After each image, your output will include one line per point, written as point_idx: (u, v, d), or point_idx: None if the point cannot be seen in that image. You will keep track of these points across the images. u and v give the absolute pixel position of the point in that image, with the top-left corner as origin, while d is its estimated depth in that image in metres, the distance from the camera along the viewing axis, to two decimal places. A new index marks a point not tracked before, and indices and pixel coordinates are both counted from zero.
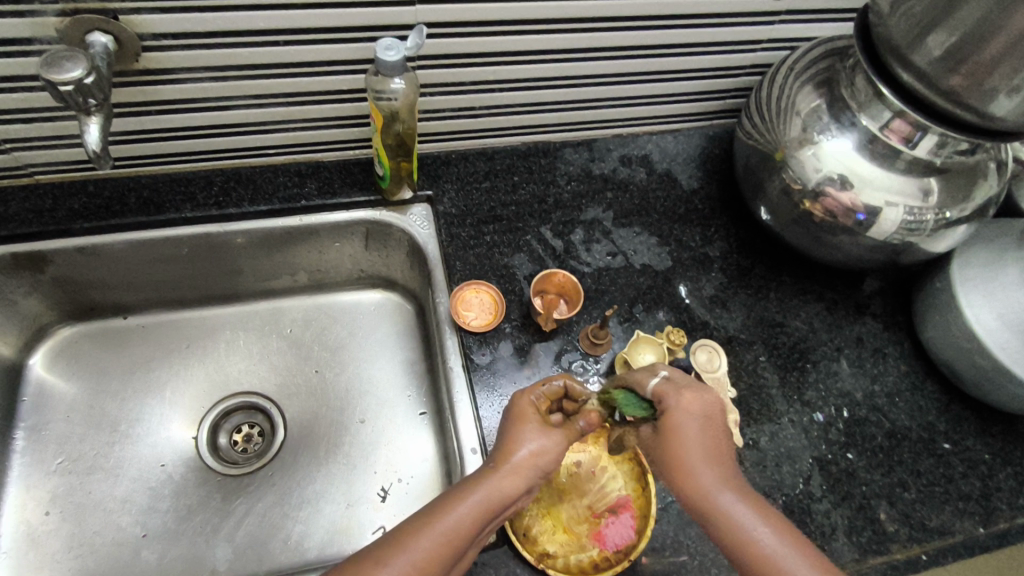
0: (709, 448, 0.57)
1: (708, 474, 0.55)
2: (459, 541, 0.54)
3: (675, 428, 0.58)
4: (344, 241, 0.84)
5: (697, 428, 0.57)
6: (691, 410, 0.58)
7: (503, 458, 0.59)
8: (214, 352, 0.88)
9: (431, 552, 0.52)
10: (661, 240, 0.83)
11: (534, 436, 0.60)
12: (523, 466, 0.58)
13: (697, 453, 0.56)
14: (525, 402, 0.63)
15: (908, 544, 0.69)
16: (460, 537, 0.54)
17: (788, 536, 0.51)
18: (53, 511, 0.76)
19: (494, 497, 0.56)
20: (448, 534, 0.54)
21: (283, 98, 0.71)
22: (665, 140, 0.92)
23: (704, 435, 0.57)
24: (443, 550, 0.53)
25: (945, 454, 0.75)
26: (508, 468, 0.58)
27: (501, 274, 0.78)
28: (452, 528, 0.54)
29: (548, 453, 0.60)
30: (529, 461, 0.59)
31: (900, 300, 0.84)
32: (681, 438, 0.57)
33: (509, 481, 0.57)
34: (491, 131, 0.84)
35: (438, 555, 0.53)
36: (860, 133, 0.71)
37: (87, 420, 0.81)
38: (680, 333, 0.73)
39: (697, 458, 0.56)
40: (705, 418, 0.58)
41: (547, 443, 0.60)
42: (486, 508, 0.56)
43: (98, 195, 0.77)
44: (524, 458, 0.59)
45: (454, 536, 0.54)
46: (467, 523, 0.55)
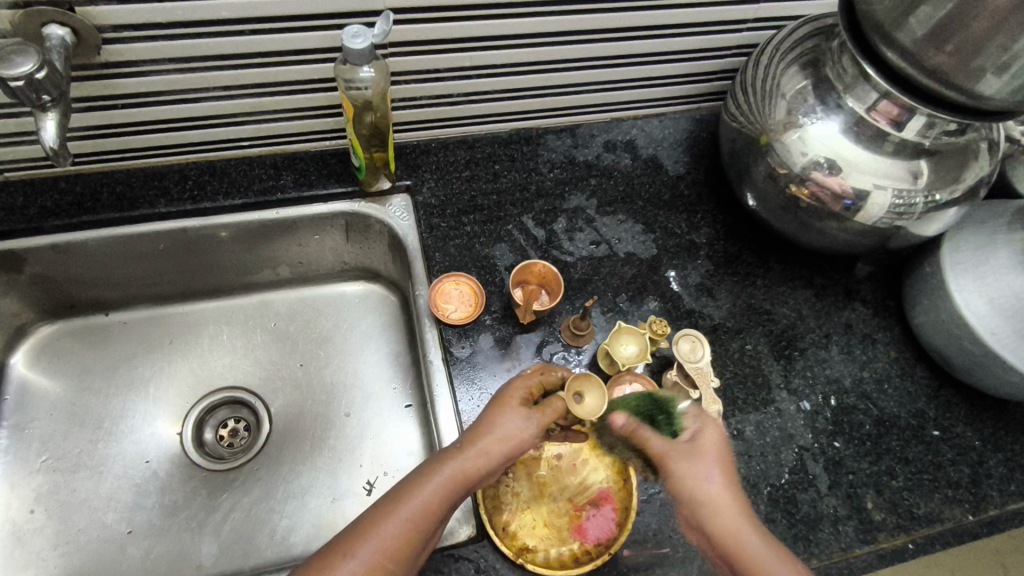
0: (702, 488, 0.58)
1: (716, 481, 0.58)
2: (425, 523, 0.54)
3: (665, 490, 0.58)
4: (324, 234, 0.83)
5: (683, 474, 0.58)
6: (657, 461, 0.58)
7: (469, 437, 0.58)
8: (196, 348, 0.87)
9: (396, 539, 0.52)
10: (646, 227, 0.82)
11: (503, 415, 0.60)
12: (490, 444, 0.58)
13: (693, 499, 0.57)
14: (517, 387, 0.62)
15: (896, 533, 0.68)
16: (427, 519, 0.54)
17: (774, 548, 0.54)
18: (38, 509, 0.76)
19: (459, 475, 0.56)
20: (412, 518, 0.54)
21: (253, 89, 0.70)
22: (650, 125, 0.90)
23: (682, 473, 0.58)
24: (409, 534, 0.53)
25: (935, 441, 0.74)
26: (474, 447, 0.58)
27: (481, 265, 0.76)
28: (419, 507, 0.54)
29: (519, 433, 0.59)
30: (500, 442, 0.58)
31: (890, 285, 0.83)
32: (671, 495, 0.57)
33: (477, 459, 0.57)
34: (470, 119, 0.82)
35: (404, 542, 0.53)
36: (846, 115, 0.68)
37: (70, 417, 0.81)
38: (662, 324, 0.70)
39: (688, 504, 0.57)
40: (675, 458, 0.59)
41: (518, 428, 0.59)
42: (451, 487, 0.56)
43: (70, 191, 0.76)
44: (494, 439, 0.58)
45: (422, 516, 0.54)
46: (432, 504, 0.55)
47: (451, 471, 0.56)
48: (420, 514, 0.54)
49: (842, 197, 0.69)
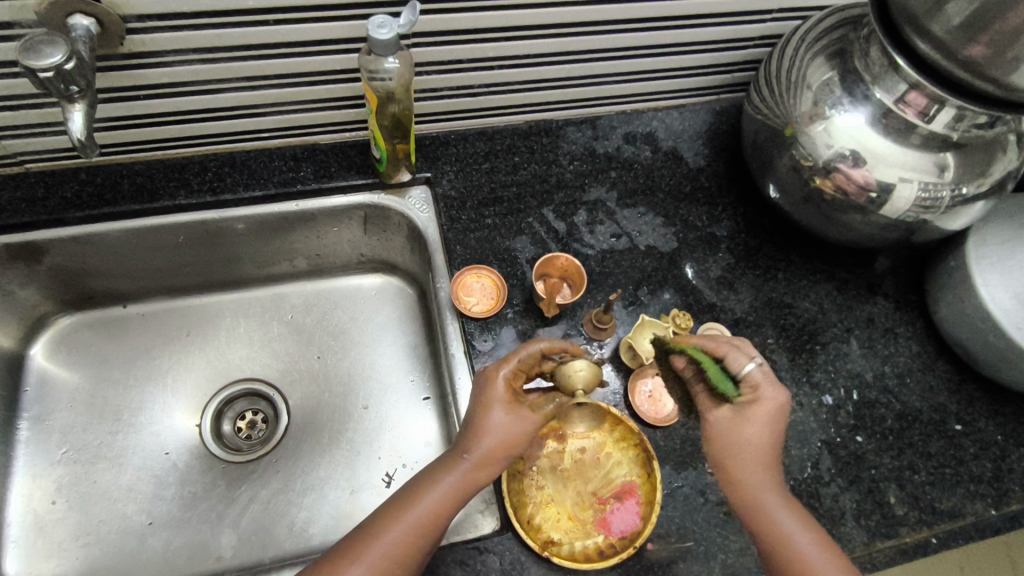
0: (768, 457, 0.58)
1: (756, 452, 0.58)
2: (428, 532, 0.55)
3: (746, 436, 0.58)
4: (343, 226, 0.82)
5: (760, 430, 0.58)
6: (774, 409, 0.58)
7: (465, 444, 0.59)
8: (214, 340, 0.87)
9: (398, 546, 0.54)
10: (667, 220, 0.81)
11: (498, 421, 0.59)
12: (484, 449, 0.58)
13: (756, 451, 0.57)
14: (495, 381, 0.60)
15: (918, 528, 0.68)
16: (429, 528, 0.55)
17: (808, 527, 0.55)
18: (59, 499, 0.76)
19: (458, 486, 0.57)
20: (415, 526, 0.55)
21: (274, 80, 0.69)
22: (670, 116, 0.89)
23: (770, 426, 0.58)
24: (412, 542, 0.54)
25: (957, 436, 0.73)
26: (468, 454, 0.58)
27: (503, 257, 0.76)
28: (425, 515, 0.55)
29: (509, 437, 0.59)
30: (501, 446, 0.58)
31: (912, 279, 0.82)
32: (749, 445, 0.58)
33: (476, 466, 0.58)
34: (490, 111, 0.82)
35: (406, 549, 0.54)
36: (873, 107, 0.68)
37: (89, 409, 0.81)
38: (685, 316, 0.72)
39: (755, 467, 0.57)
40: (782, 416, 0.58)
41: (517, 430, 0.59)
42: (454, 497, 0.56)
43: (90, 182, 0.76)
44: (492, 445, 0.58)
45: (429, 523, 0.55)
46: (434, 512, 0.56)
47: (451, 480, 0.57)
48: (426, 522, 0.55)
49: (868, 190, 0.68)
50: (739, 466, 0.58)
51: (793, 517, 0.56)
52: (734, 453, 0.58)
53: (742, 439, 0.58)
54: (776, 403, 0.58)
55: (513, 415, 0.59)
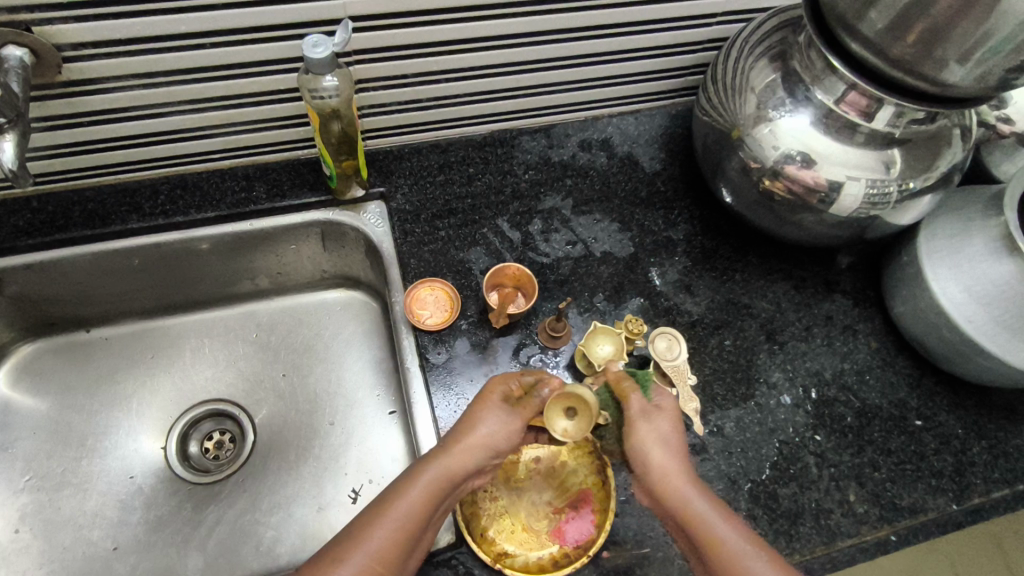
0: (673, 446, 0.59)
1: (659, 433, 0.59)
2: (412, 529, 0.54)
3: (653, 460, 0.58)
4: (301, 243, 0.83)
5: (664, 420, 0.60)
6: (661, 411, 0.61)
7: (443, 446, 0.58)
8: (179, 361, 0.88)
9: (378, 555, 0.51)
10: (622, 225, 0.81)
11: (484, 415, 0.60)
12: (469, 446, 0.58)
13: (657, 445, 0.58)
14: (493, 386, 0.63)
15: (878, 525, 0.68)
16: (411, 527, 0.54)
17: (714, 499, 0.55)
18: (23, 528, 0.77)
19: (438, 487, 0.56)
20: (400, 523, 0.53)
21: (219, 101, 0.69)
22: (626, 122, 0.89)
23: (669, 437, 0.59)
24: (396, 542, 0.52)
25: (917, 431, 0.73)
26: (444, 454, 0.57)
27: (457, 269, 0.76)
28: (410, 512, 0.54)
29: (490, 435, 0.59)
30: (485, 441, 0.58)
31: (871, 276, 0.82)
32: (660, 470, 0.57)
33: (458, 460, 0.57)
34: (442, 123, 0.82)
35: (393, 546, 0.52)
36: (815, 108, 0.68)
37: (54, 436, 0.82)
38: (637, 322, 0.70)
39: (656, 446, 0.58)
40: (671, 417, 0.61)
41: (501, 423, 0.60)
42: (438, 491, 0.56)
43: (42, 210, 0.76)
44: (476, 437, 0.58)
45: (414, 517, 0.54)
46: (412, 516, 0.54)
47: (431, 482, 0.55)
48: (412, 518, 0.54)
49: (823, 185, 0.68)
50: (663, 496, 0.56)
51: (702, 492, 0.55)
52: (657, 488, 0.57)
53: (646, 462, 0.58)
54: (664, 418, 0.60)
55: (488, 412, 0.60)
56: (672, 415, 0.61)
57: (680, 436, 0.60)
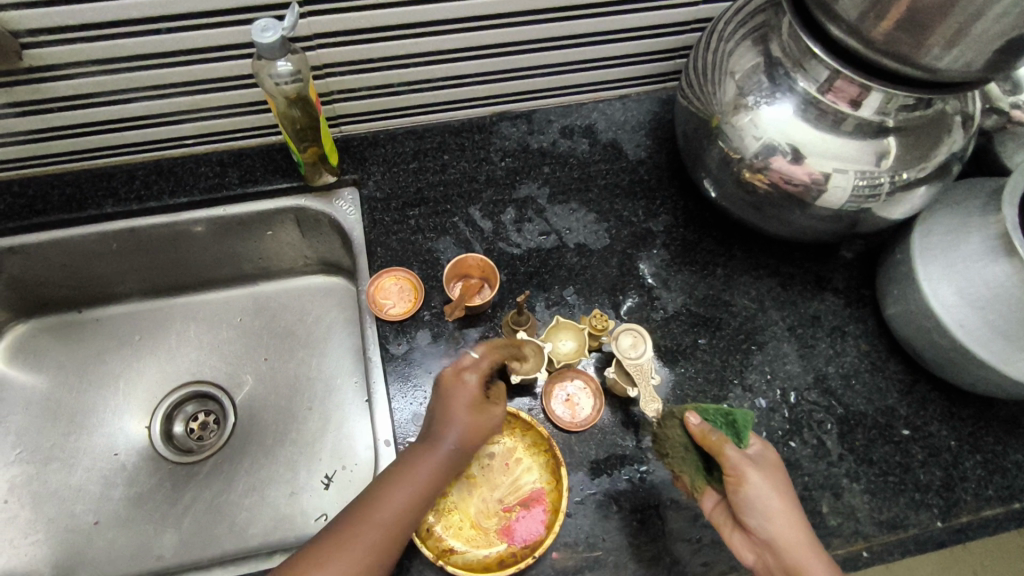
0: (785, 509, 0.56)
1: (769, 497, 0.55)
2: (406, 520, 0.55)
3: (776, 524, 0.55)
4: (277, 229, 0.83)
5: (772, 480, 0.57)
6: (766, 468, 0.57)
7: (408, 461, 0.57)
8: (165, 344, 0.90)
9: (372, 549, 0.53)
10: (600, 216, 0.78)
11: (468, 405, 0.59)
12: (458, 438, 0.58)
13: (773, 512, 0.55)
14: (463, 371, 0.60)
15: (851, 539, 0.64)
16: (404, 519, 0.55)
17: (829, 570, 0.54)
18: (12, 499, 0.80)
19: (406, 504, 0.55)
20: (392, 518, 0.54)
21: (184, 86, 0.70)
22: (612, 107, 0.86)
23: (782, 493, 0.56)
24: (389, 535, 0.54)
25: (904, 441, 0.68)
26: (409, 471, 0.57)
27: (424, 259, 0.75)
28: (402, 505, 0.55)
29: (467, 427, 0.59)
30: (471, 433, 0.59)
31: (866, 273, 0.77)
32: (784, 536, 0.54)
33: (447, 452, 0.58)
34: (417, 108, 0.80)
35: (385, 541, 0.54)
36: (799, 98, 0.63)
37: (44, 412, 0.85)
38: (602, 317, 0.67)
39: (769, 513, 0.55)
40: (776, 473, 0.58)
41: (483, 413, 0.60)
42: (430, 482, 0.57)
43: (24, 193, 0.78)
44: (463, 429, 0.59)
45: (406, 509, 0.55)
46: (405, 510, 0.55)
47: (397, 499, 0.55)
48: (404, 511, 0.55)
49: (821, 189, 0.64)
50: (788, 564, 0.54)
51: (820, 565, 0.54)
52: (778, 555, 0.54)
53: (767, 524, 0.55)
54: (775, 472, 0.57)
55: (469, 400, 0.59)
56: (779, 467, 0.58)
57: (788, 492, 0.57)
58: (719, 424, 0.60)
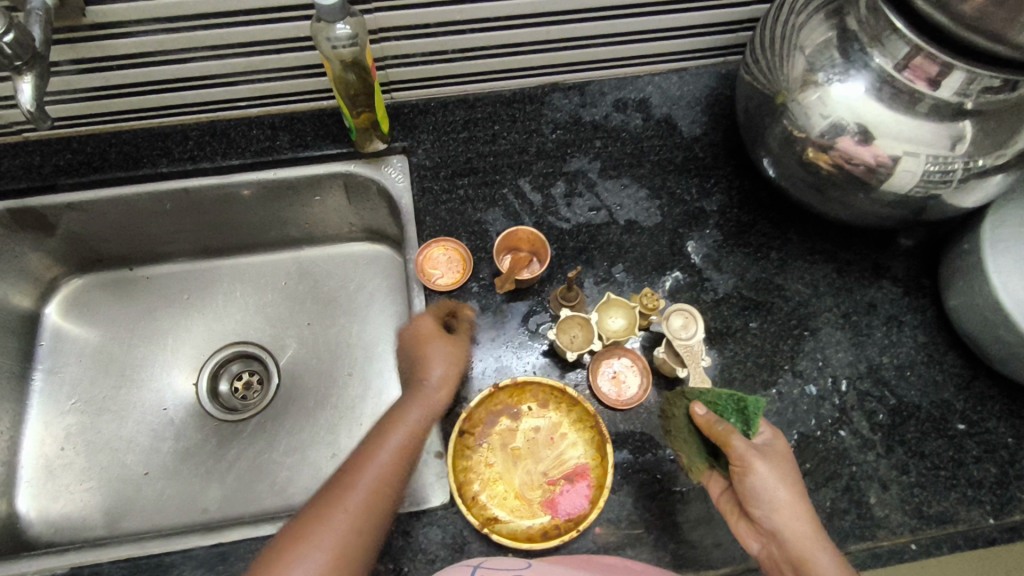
0: (791, 498, 0.55)
1: (775, 486, 0.55)
2: (404, 460, 0.58)
3: (781, 514, 0.55)
4: (325, 195, 0.83)
5: (778, 469, 0.56)
6: (773, 456, 0.57)
7: (393, 413, 0.61)
8: (212, 304, 0.92)
9: (377, 488, 0.56)
10: (652, 192, 0.77)
11: (449, 353, 0.65)
12: (443, 382, 0.64)
13: (776, 501, 0.55)
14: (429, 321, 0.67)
15: (898, 532, 0.63)
16: (404, 459, 0.59)
17: (836, 560, 0.53)
18: (67, 446, 0.83)
19: (395, 454, 0.58)
20: (394, 459, 0.58)
21: (241, 48, 0.69)
22: (668, 81, 0.83)
23: (787, 483, 0.56)
24: (393, 474, 0.57)
25: (958, 436, 0.67)
26: (397, 419, 0.60)
27: (473, 230, 0.74)
28: (402, 445, 0.59)
29: (445, 371, 0.64)
30: (444, 381, 0.64)
31: (927, 262, 0.74)
32: (788, 527, 0.54)
33: (430, 399, 0.63)
34: (469, 76, 0.79)
35: (389, 480, 0.57)
36: (873, 74, 0.61)
37: (97, 364, 0.88)
38: (653, 297, 0.65)
39: (773, 501, 0.55)
40: (783, 462, 0.57)
41: (452, 359, 0.65)
42: (422, 427, 0.61)
43: (82, 150, 0.79)
44: (441, 375, 0.64)
45: (406, 449, 0.59)
46: (404, 450, 0.59)
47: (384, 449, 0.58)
48: (405, 451, 0.59)
49: (888, 174, 0.62)
50: (792, 555, 0.54)
51: (827, 554, 0.53)
52: (783, 544, 0.54)
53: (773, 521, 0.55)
54: (781, 460, 0.57)
55: (437, 349, 0.65)
56: (788, 456, 0.58)
57: (796, 483, 0.57)
58: (731, 410, 0.60)
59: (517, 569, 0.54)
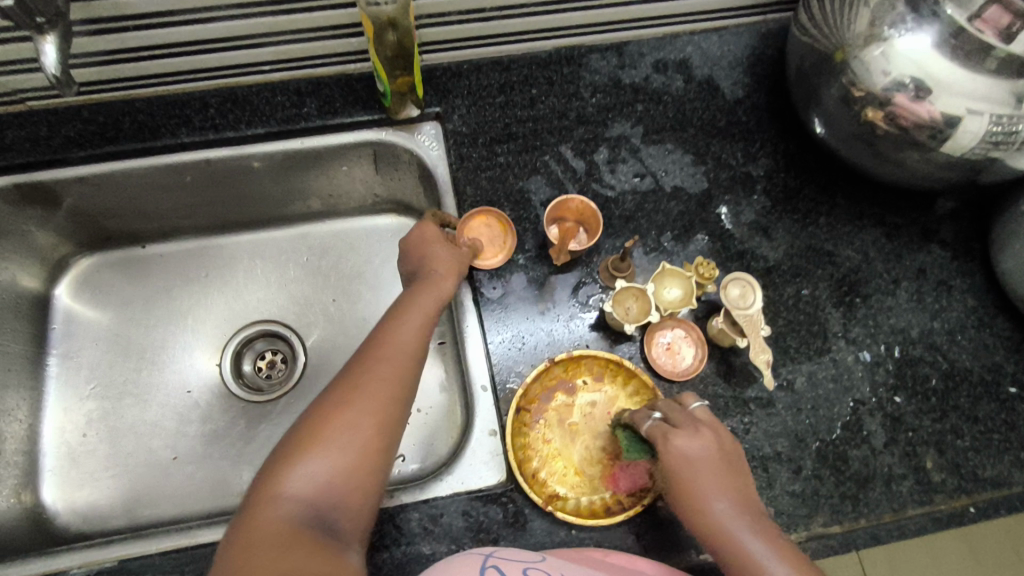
0: (726, 497, 0.51)
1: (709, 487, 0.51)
2: (417, 347, 0.56)
3: (714, 515, 0.50)
4: (352, 165, 0.79)
5: (708, 468, 0.52)
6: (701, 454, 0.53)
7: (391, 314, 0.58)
8: (232, 281, 0.88)
9: (391, 374, 0.53)
10: (697, 158, 0.74)
11: (446, 250, 0.63)
12: (445, 274, 0.62)
13: (710, 503, 0.51)
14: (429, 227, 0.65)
15: (954, 496, 0.63)
16: (417, 345, 0.56)
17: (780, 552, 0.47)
18: (90, 433, 0.80)
19: (402, 349, 0.55)
20: (404, 348, 0.55)
21: (268, 6, 0.65)
22: (708, 41, 0.79)
23: (727, 486, 0.52)
24: (407, 360, 0.55)
25: (1009, 400, 0.67)
26: (400, 313, 0.58)
27: (515, 200, 0.71)
28: (410, 334, 0.56)
29: (448, 265, 0.62)
30: (448, 273, 0.62)
31: (975, 226, 0.73)
32: (721, 528, 0.50)
33: (435, 290, 0.60)
34: (505, 36, 0.74)
35: (403, 368, 0.54)
36: (942, 25, 0.58)
37: (115, 347, 0.84)
38: (710, 266, 0.64)
39: (704, 504, 0.51)
40: (720, 458, 0.53)
41: (455, 255, 0.63)
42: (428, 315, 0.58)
43: (93, 120, 0.74)
44: (444, 268, 0.62)
45: (415, 336, 0.56)
46: (414, 339, 0.56)
47: (393, 344, 0.55)
48: (416, 338, 0.56)
49: (947, 133, 0.60)
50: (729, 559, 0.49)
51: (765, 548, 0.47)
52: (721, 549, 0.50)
53: (715, 535, 0.50)
54: (717, 457, 0.53)
55: (439, 249, 0.63)
56: (725, 452, 0.53)
57: (733, 478, 0.52)
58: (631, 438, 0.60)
59: (530, 563, 0.48)
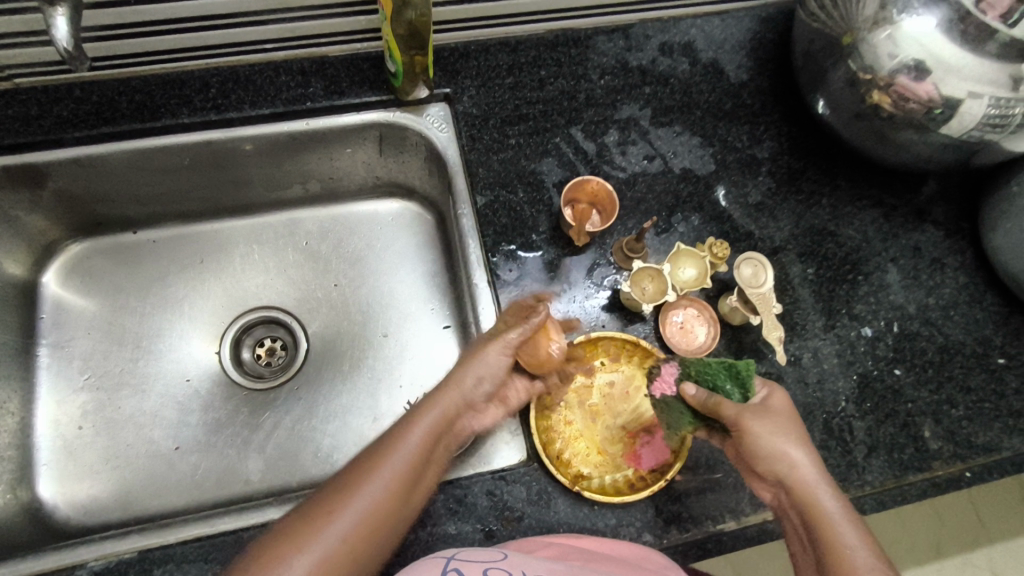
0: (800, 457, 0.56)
1: (789, 450, 0.56)
2: (422, 461, 0.51)
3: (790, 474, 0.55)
4: (356, 147, 0.78)
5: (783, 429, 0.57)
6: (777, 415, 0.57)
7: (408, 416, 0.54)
8: (229, 267, 0.86)
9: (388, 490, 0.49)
10: (704, 140, 0.75)
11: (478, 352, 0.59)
12: (471, 377, 0.57)
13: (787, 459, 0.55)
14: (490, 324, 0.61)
15: (951, 462, 0.67)
16: (422, 460, 0.51)
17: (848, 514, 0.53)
18: (86, 425, 0.77)
19: (406, 457, 0.50)
20: (409, 460, 0.51)
21: None
22: (711, 24, 0.80)
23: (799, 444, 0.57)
24: (407, 478, 0.50)
25: (998, 370, 0.71)
26: (416, 417, 0.54)
27: (528, 182, 0.71)
28: (418, 443, 0.52)
29: (475, 369, 0.58)
30: (476, 382, 0.58)
31: (965, 205, 0.77)
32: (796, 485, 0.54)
33: (452, 400, 0.56)
34: (513, 17, 0.74)
35: (403, 484, 0.50)
36: (947, 9, 0.60)
37: (109, 336, 0.81)
38: (723, 246, 0.68)
39: (779, 458, 0.55)
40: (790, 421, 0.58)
41: (492, 358, 0.59)
42: (438, 429, 0.54)
43: (85, 100, 0.70)
44: (471, 373, 0.58)
45: (421, 450, 0.52)
46: (420, 453, 0.52)
47: (399, 450, 0.50)
48: (423, 450, 0.52)
49: (948, 116, 0.62)
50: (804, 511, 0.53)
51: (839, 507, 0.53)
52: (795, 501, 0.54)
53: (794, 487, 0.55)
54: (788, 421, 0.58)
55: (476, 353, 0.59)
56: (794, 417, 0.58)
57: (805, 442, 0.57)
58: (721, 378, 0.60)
59: (491, 563, 0.47)
